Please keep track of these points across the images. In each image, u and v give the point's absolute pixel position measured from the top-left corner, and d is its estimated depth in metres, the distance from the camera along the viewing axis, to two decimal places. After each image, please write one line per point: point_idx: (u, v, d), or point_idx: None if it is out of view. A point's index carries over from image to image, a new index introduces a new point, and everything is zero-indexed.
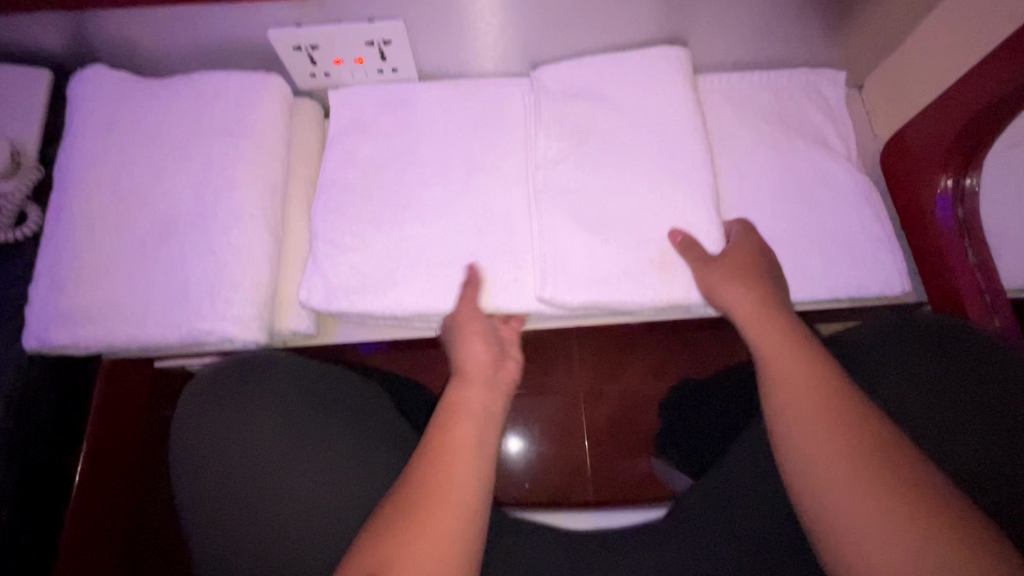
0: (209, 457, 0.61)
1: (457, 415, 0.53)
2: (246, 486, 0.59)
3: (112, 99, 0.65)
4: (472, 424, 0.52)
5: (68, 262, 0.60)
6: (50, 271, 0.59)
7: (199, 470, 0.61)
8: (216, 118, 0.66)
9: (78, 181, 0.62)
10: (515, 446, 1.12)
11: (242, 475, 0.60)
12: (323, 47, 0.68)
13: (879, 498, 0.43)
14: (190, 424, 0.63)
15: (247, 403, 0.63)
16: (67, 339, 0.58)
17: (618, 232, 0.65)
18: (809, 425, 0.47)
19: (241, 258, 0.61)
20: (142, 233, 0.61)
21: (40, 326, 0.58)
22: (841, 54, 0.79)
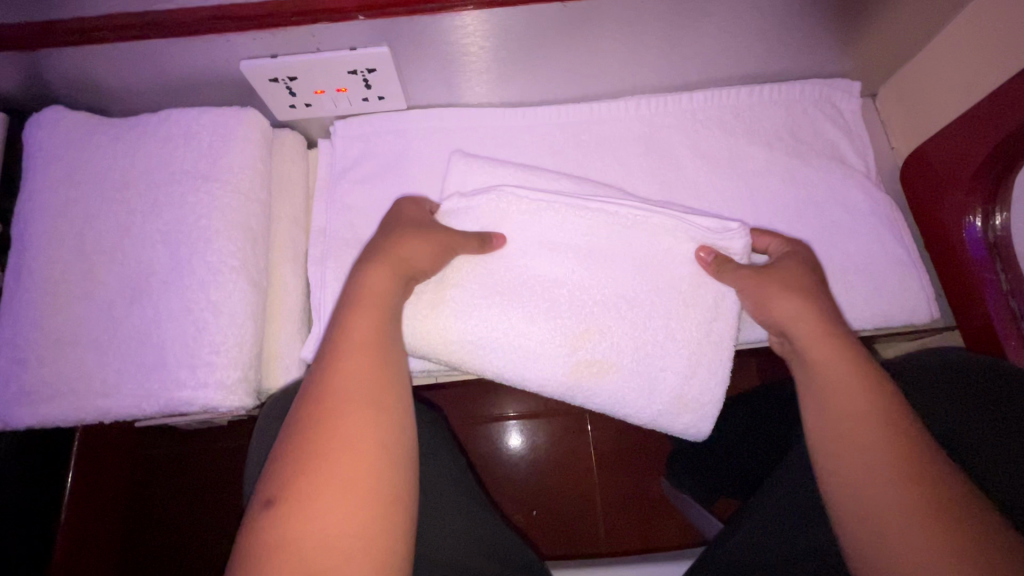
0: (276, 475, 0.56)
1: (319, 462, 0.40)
2: None
3: (73, 145, 0.60)
4: (351, 399, 0.43)
5: (29, 332, 0.54)
6: (10, 341, 0.54)
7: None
8: (188, 161, 0.60)
9: (38, 237, 0.57)
10: (521, 473, 1.08)
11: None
12: (302, 78, 0.63)
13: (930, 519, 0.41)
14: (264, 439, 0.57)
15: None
16: (33, 417, 0.53)
17: (597, 272, 0.62)
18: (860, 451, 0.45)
19: (223, 317, 0.56)
20: (110, 293, 0.56)
21: (3, 401, 0.53)
22: (856, 63, 0.74)
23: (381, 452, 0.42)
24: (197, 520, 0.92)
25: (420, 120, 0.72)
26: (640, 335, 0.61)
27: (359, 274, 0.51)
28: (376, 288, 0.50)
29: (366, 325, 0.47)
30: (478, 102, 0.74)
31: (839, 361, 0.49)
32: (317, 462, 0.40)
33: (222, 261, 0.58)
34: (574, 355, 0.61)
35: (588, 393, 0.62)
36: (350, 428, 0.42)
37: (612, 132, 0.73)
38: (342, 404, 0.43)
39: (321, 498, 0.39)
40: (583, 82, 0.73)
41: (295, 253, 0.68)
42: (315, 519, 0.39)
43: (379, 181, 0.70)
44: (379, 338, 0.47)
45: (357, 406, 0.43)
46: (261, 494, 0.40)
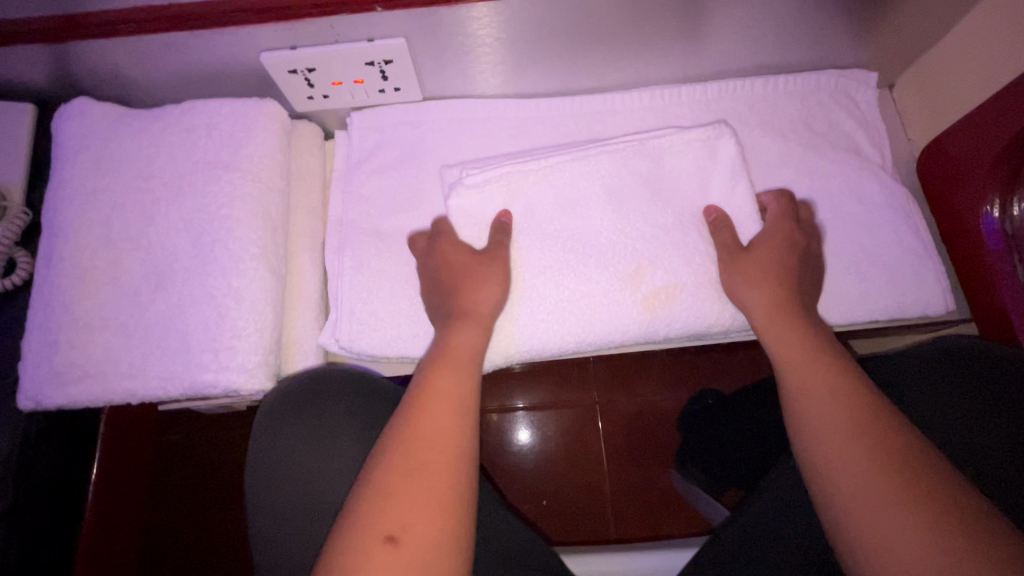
0: (273, 467, 0.61)
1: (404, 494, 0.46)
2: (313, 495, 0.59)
3: (100, 136, 0.61)
4: (433, 441, 0.49)
5: (59, 316, 0.56)
6: (42, 325, 0.56)
7: (265, 478, 0.60)
8: (210, 151, 0.62)
9: (67, 224, 0.59)
10: (528, 464, 1.09)
11: (304, 492, 0.59)
12: (320, 69, 0.64)
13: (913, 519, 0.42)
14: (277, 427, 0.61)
15: (323, 416, 0.62)
16: (64, 398, 0.55)
17: (631, 215, 0.66)
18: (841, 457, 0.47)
19: (244, 303, 0.58)
20: (137, 280, 0.58)
21: (35, 382, 0.55)
22: (873, 54, 0.74)
23: (460, 491, 0.48)
24: (216, 504, 0.95)
25: (436, 111, 0.73)
26: (686, 249, 0.65)
27: (446, 333, 0.58)
28: (461, 351, 0.57)
29: (451, 381, 0.54)
30: (493, 94, 0.75)
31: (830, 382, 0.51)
32: (410, 500, 0.46)
33: (243, 248, 0.59)
34: (638, 292, 0.64)
35: (668, 322, 0.64)
36: (437, 469, 0.48)
37: (625, 123, 0.73)
38: (432, 448, 0.49)
39: (422, 537, 0.44)
40: (597, 74, 0.73)
41: (313, 241, 0.69)
42: (415, 561, 0.43)
43: (394, 171, 0.71)
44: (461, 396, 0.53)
45: (445, 449, 0.49)
46: (365, 531, 0.44)
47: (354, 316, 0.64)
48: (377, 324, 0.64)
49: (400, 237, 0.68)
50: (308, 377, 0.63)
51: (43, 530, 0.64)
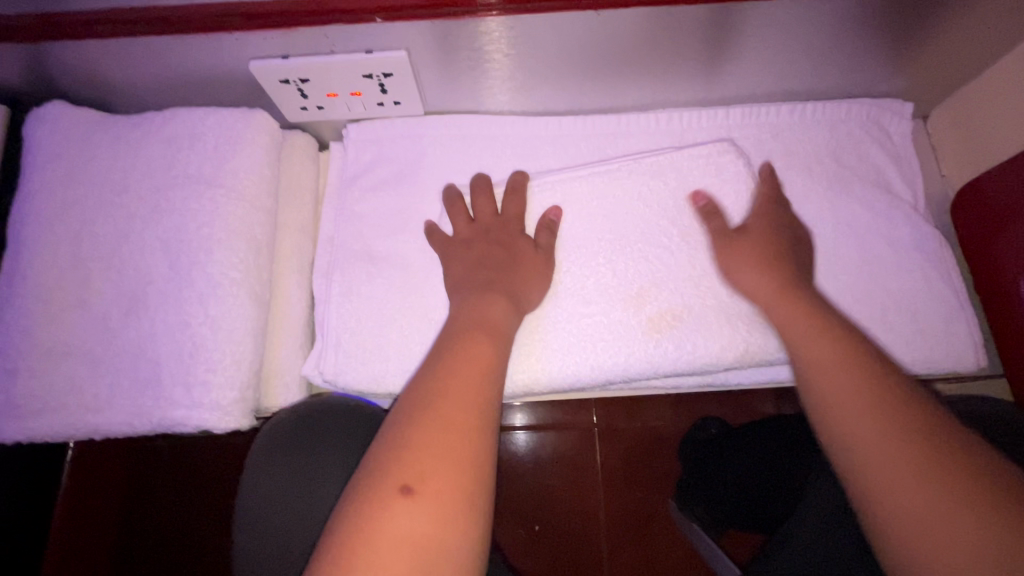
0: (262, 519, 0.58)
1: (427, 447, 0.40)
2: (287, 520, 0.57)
3: (74, 145, 0.57)
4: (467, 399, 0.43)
5: (20, 341, 0.52)
6: (1, 350, 0.52)
7: (254, 531, 0.57)
8: (192, 165, 0.58)
9: (35, 240, 0.54)
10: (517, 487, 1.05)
11: (288, 526, 0.57)
12: (314, 80, 0.59)
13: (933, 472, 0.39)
14: (274, 443, 0.59)
15: (314, 459, 0.58)
16: (22, 431, 0.51)
17: (630, 231, 0.62)
18: (853, 413, 0.43)
19: (221, 331, 0.54)
20: (106, 303, 0.53)
21: None
22: (909, 83, 0.69)
23: (481, 437, 0.41)
24: (194, 524, 0.91)
25: (438, 127, 0.68)
26: (691, 269, 0.61)
27: (465, 307, 0.52)
28: (489, 321, 0.50)
29: (477, 344, 0.47)
30: (501, 109, 0.70)
31: (866, 402, 0.43)
32: (424, 443, 0.40)
33: (224, 272, 0.55)
34: (643, 314, 0.60)
35: (673, 349, 0.59)
36: (457, 413, 0.42)
37: (640, 146, 0.69)
38: (448, 397, 0.42)
39: (441, 491, 0.38)
40: (613, 93, 0.68)
41: (301, 262, 0.65)
42: (423, 511, 0.37)
43: (391, 189, 0.67)
44: (492, 360, 0.47)
45: (471, 412, 0.42)
46: (375, 487, 0.38)
47: (342, 345, 0.60)
48: (365, 356, 0.60)
49: (395, 262, 0.64)
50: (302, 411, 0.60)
51: None
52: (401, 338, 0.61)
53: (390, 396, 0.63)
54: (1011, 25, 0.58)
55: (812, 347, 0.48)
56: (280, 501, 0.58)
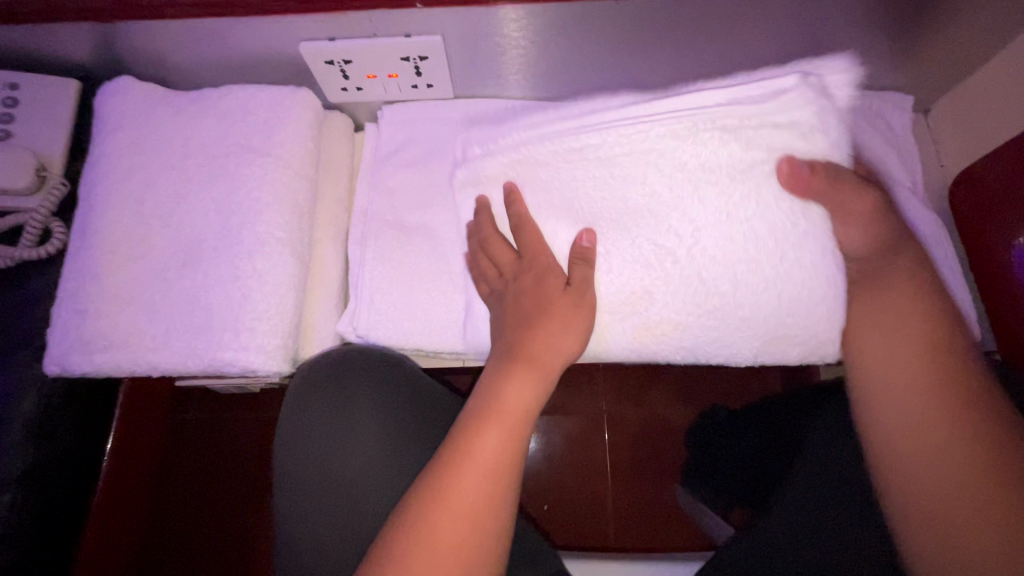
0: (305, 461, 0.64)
1: (450, 505, 0.50)
2: (318, 445, 0.64)
3: (140, 114, 0.63)
4: (484, 472, 0.51)
5: (90, 287, 0.57)
6: (72, 294, 0.57)
7: (292, 448, 0.65)
8: (245, 135, 0.63)
9: (103, 197, 0.60)
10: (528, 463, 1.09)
11: (321, 448, 0.64)
12: (356, 62, 0.65)
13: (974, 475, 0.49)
14: (317, 378, 0.65)
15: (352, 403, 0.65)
16: (89, 366, 0.56)
17: (634, 225, 0.60)
18: (915, 413, 0.52)
19: (267, 284, 0.59)
20: (165, 256, 0.59)
21: (61, 350, 0.56)
22: (910, 77, 0.73)
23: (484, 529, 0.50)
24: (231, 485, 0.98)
25: (465, 110, 0.73)
26: (692, 281, 0.60)
27: (500, 380, 0.56)
28: (509, 406, 0.55)
29: (489, 436, 0.53)
30: (524, 96, 0.75)
31: (924, 418, 0.51)
32: (438, 530, 0.49)
33: (271, 231, 0.60)
34: (631, 322, 0.63)
35: (663, 353, 0.64)
36: (467, 506, 0.50)
37: None
38: (459, 497, 0.50)
39: (453, 541, 0.49)
40: (629, 81, 0.73)
41: (337, 230, 0.70)
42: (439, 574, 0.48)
43: (421, 166, 0.72)
44: (508, 440, 0.53)
45: (486, 481, 0.51)
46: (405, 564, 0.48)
47: (374, 304, 0.65)
48: (395, 315, 0.65)
49: (424, 232, 0.69)
50: (337, 360, 0.65)
51: (57, 498, 0.65)
52: (428, 298, 0.66)
53: (416, 352, 0.68)
54: (1004, 22, 0.63)
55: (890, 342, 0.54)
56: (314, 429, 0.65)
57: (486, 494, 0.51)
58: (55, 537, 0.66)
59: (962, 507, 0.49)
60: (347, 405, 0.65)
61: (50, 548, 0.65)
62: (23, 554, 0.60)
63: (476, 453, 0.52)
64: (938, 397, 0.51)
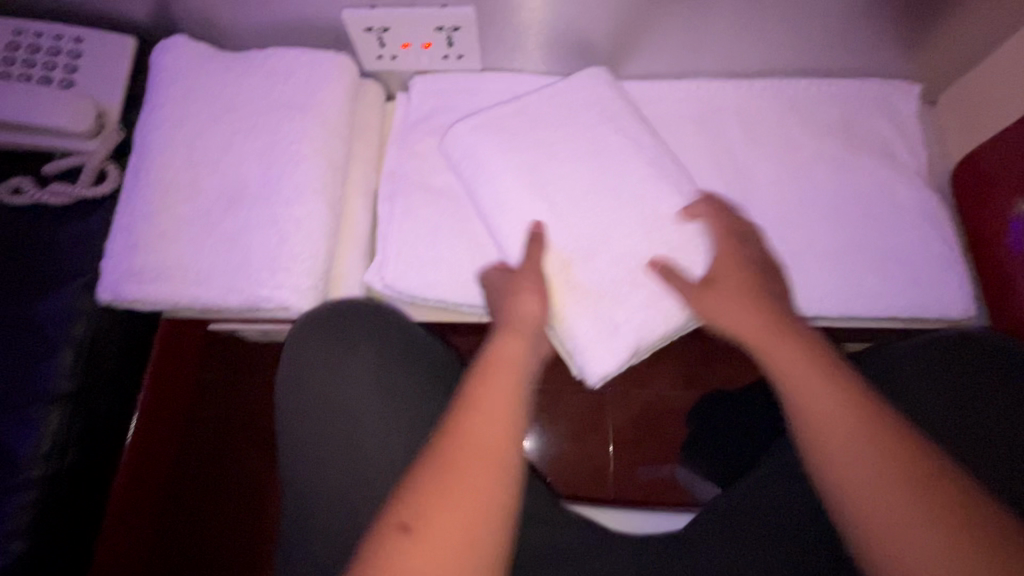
0: (307, 436, 0.61)
1: (449, 490, 0.42)
2: (321, 403, 0.62)
3: (193, 69, 0.68)
4: (488, 445, 0.44)
5: (142, 223, 0.62)
6: (126, 229, 0.62)
7: (294, 405, 0.62)
8: (288, 93, 0.68)
9: (157, 143, 0.65)
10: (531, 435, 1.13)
11: (327, 403, 0.62)
12: (393, 30, 0.69)
13: (948, 527, 0.40)
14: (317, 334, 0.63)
15: (345, 365, 0.63)
16: (138, 295, 0.61)
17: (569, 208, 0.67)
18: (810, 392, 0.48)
19: (301, 229, 0.63)
20: (210, 199, 0.64)
21: (114, 279, 0.61)
22: (918, 67, 0.76)
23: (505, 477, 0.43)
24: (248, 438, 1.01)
25: (492, 82, 0.77)
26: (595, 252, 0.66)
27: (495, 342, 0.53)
28: (511, 358, 0.51)
29: (504, 388, 0.48)
30: (549, 71, 0.79)
31: (881, 474, 0.42)
32: (453, 488, 0.42)
33: (309, 183, 0.65)
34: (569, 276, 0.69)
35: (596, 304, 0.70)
36: (486, 453, 0.44)
37: (670, 110, 0.77)
38: (472, 443, 0.44)
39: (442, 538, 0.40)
40: (650, 60, 0.77)
41: (367, 189, 0.75)
42: (440, 538, 0.40)
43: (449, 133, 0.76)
44: (509, 408, 0.47)
45: (491, 463, 0.43)
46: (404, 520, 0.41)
47: (399, 257, 0.69)
48: (419, 267, 0.69)
49: (448, 193, 0.73)
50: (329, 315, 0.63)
51: (108, 424, 0.69)
52: (451, 253, 0.70)
53: (436, 305, 0.72)
54: (1009, 14, 0.66)
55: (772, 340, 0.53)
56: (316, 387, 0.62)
57: (496, 470, 0.43)
58: (106, 461, 0.70)
59: (920, 532, 0.40)
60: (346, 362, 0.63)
61: (102, 470, 0.69)
62: (80, 469, 0.64)
63: (470, 427, 0.45)
64: (873, 440, 0.44)
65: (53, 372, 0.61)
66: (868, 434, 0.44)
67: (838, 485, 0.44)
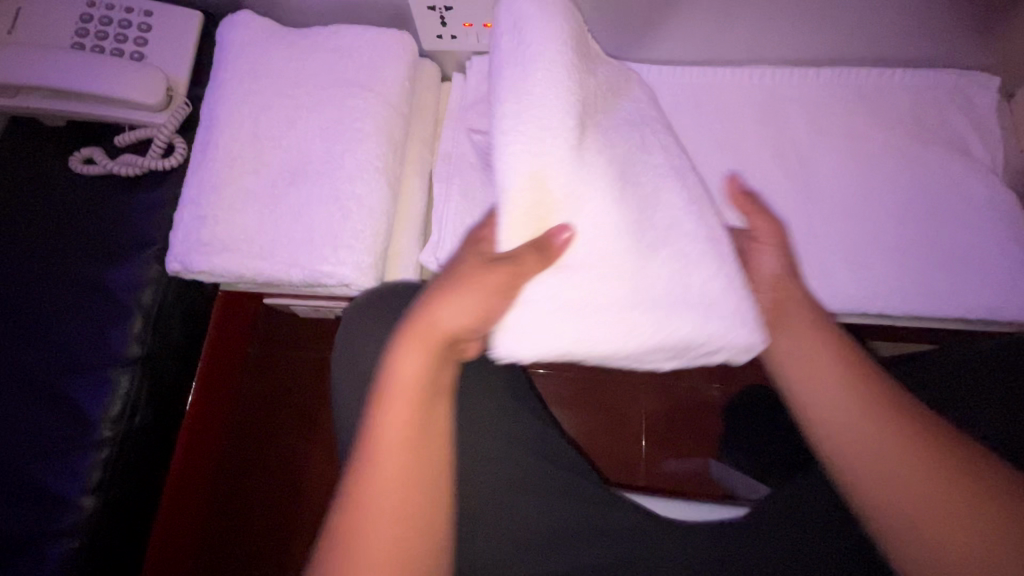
0: (355, 430, 0.56)
1: (365, 535, 0.39)
2: (372, 392, 0.57)
3: (260, 44, 0.69)
4: (389, 489, 0.40)
5: (210, 197, 0.63)
6: (194, 202, 0.63)
7: (350, 386, 0.57)
8: (351, 70, 0.68)
9: (223, 117, 0.66)
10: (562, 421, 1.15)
11: (382, 391, 0.57)
12: (456, 9, 0.69)
13: (957, 500, 0.40)
14: (370, 316, 0.59)
15: None
16: (206, 266, 0.62)
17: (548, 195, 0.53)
18: (830, 388, 0.46)
19: (361, 207, 0.64)
20: (275, 174, 0.65)
21: (183, 250, 0.62)
22: (998, 58, 0.73)
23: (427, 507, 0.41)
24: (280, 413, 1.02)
25: None
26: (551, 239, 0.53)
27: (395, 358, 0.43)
28: (410, 383, 0.43)
29: (417, 417, 0.42)
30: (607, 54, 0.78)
31: (901, 470, 0.42)
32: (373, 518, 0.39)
33: (371, 161, 0.65)
34: None
35: None
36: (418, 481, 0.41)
37: (732, 97, 0.75)
38: (398, 468, 0.41)
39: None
40: (714, 45, 0.75)
41: (423, 168, 0.75)
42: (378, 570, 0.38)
43: None
44: (411, 430, 0.42)
45: (409, 496, 0.41)
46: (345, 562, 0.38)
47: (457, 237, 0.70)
48: None
49: None
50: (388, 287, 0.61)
51: (166, 393, 0.70)
52: None
53: None
54: None
55: (797, 325, 0.49)
56: (369, 375, 0.57)
57: (416, 517, 0.40)
58: (162, 432, 0.71)
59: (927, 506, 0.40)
60: (400, 347, 0.59)
61: (158, 441, 0.70)
62: (141, 435, 0.66)
63: (374, 460, 0.41)
64: (896, 428, 0.43)
65: (125, 337, 0.63)
66: (890, 419, 0.43)
67: (844, 465, 0.44)
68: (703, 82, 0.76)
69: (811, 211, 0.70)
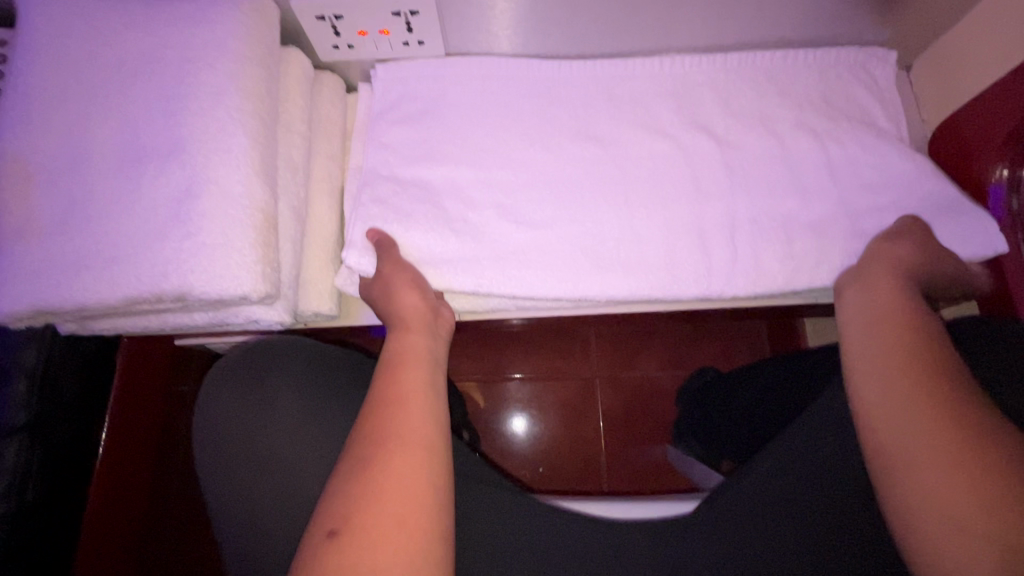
0: (223, 463, 0.58)
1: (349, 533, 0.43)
2: (238, 428, 0.60)
3: (63, 47, 0.57)
4: (385, 470, 0.46)
5: (45, 243, 0.53)
6: (20, 253, 0.53)
7: (212, 431, 0.60)
8: (176, 63, 0.56)
9: (38, 145, 0.55)
10: (520, 425, 1.16)
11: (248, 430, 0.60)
12: (346, 17, 0.65)
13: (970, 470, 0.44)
14: (236, 361, 0.64)
15: (272, 386, 0.62)
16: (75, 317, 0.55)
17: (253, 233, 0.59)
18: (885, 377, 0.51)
19: (228, 215, 0.53)
20: (109, 196, 0.54)
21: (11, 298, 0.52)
22: (893, 33, 0.74)
23: (429, 513, 0.45)
24: None
25: (458, 66, 0.74)
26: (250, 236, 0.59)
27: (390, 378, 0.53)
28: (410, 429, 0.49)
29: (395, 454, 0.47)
30: (515, 52, 0.75)
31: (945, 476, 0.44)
32: (380, 507, 0.44)
33: (233, 162, 0.54)
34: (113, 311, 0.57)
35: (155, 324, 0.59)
36: (405, 489, 0.45)
37: (644, 89, 0.74)
38: (402, 478, 0.46)
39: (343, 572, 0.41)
40: (622, 38, 0.74)
41: (333, 187, 0.71)
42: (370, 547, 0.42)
43: (417, 122, 0.72)
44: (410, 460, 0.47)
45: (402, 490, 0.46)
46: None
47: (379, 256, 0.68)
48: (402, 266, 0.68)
49: (421, 187, 0.70)
50: (246, 346, 0.66)
51: (60, 452, 0.66)
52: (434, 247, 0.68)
53: None
54: None
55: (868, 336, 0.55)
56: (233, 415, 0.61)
57: (399, 495, 0.45)
58: (57, 499, 0.67)
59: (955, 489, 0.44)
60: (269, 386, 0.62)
61: (54, 506, 0.66)
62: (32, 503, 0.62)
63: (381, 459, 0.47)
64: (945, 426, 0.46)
65: (6, 405, 0.60)
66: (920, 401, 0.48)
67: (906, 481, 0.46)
68: (611, 74, 0.75)
69: (731, 196, 0.69)
